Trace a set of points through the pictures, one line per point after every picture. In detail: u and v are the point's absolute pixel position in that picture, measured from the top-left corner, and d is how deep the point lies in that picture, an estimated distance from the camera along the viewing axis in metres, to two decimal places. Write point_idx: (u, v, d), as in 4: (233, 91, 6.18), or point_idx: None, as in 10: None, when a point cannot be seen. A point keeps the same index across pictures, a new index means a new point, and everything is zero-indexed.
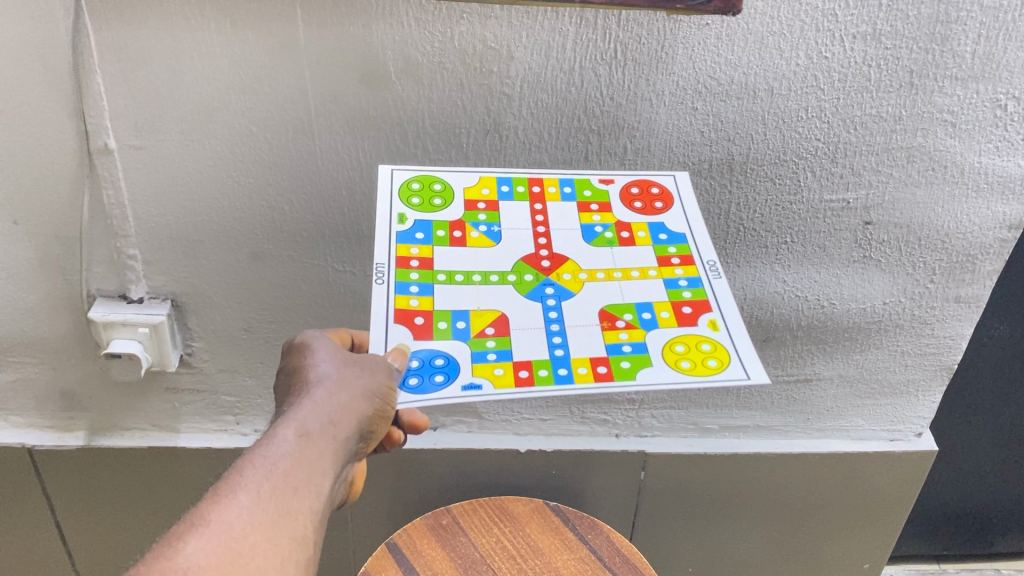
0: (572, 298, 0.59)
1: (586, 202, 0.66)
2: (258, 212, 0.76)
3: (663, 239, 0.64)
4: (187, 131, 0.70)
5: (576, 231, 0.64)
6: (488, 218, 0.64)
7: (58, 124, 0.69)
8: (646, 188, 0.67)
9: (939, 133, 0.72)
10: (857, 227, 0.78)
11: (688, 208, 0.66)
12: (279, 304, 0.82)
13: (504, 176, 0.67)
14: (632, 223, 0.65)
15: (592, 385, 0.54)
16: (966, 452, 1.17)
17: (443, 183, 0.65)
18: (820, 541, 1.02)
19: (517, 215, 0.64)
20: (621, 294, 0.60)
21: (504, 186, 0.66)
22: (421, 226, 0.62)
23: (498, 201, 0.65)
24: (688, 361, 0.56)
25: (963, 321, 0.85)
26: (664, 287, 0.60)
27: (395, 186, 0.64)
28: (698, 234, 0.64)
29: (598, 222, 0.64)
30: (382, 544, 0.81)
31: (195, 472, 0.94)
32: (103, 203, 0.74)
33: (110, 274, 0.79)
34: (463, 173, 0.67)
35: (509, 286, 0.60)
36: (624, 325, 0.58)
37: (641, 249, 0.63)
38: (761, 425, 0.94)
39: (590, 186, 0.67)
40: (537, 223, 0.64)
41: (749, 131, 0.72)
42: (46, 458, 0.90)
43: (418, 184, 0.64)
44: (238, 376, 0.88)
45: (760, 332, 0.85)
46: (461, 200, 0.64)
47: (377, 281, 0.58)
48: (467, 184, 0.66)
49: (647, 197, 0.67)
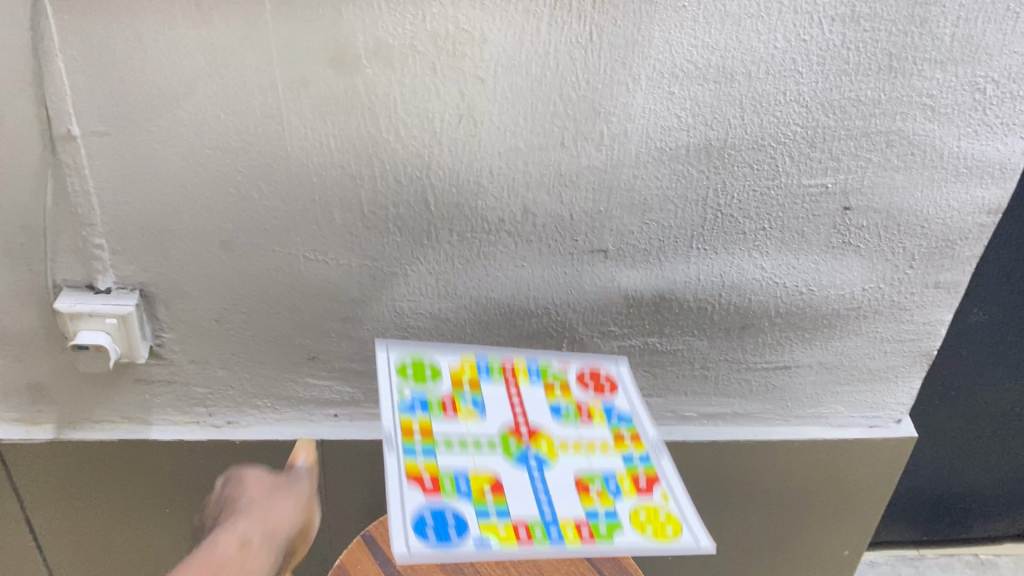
0: (552, 467, 0.65)
1: (551, 381, 0.74)
2: (227, 199, 0.74)
3: (616, 420, 0.72)
4: (153, 117, 0.68)
5: (546, 411, 0.71)
6: (473, 393, 0.70)
7: (20, 111, 0.68)
8: (596, 376, 0.76)
9: (918, 117, 0.72)
10: (836, 213, 0.77)
11: (632, 392, 0.75)
12: (250, 293, 0.80)
13: (481, 356, 0.74)
14: (587, 404, 0.73)
15: (581, 548, 0.59)
16: (947, 438, 1.17)
17: (433, 363, 0.72)
18: (800, 528, 1.02)
19: (498, 399, 0.71)
20: (591, 465, 0.66)
21: (482, 369, 0.73)
22: (419, 399, 0.67)
23: (481, 382, 0.72)
24: (650, 527, 0.62)
25: (942, 307, 0.85)
26: (623, 461, 0.67)
27: (392, 364, 0.70)
28: (645, 416, 0.72)
29: (562, 401, 0.72)
30: (358, 537, 0.80)
31: (167, 466, 0.92)
32: (68, 190, 0.72)
33: (76, 264, 0.77)
34: (448, 351, 0.74)
35: (499, 453, 0.65)
36: (596, 491, 0.64)
37: (598, 425, 0.71)
38: (741, 413, 0.93)
39: (552, 370, 0.75)
40: (517, 408, 0.70)
41: (726, 115, 0.71)
42: (14, 452, 0.88)
43: (410, 363, 0.71)
44: (210, 368, 0.86)
45: (738, 319, 0.84)
46: (448, 373, 0.71)
47: (387, 451, 0.62)
48: (452, 365, 0.72)
49: (598, 383, 0.76)
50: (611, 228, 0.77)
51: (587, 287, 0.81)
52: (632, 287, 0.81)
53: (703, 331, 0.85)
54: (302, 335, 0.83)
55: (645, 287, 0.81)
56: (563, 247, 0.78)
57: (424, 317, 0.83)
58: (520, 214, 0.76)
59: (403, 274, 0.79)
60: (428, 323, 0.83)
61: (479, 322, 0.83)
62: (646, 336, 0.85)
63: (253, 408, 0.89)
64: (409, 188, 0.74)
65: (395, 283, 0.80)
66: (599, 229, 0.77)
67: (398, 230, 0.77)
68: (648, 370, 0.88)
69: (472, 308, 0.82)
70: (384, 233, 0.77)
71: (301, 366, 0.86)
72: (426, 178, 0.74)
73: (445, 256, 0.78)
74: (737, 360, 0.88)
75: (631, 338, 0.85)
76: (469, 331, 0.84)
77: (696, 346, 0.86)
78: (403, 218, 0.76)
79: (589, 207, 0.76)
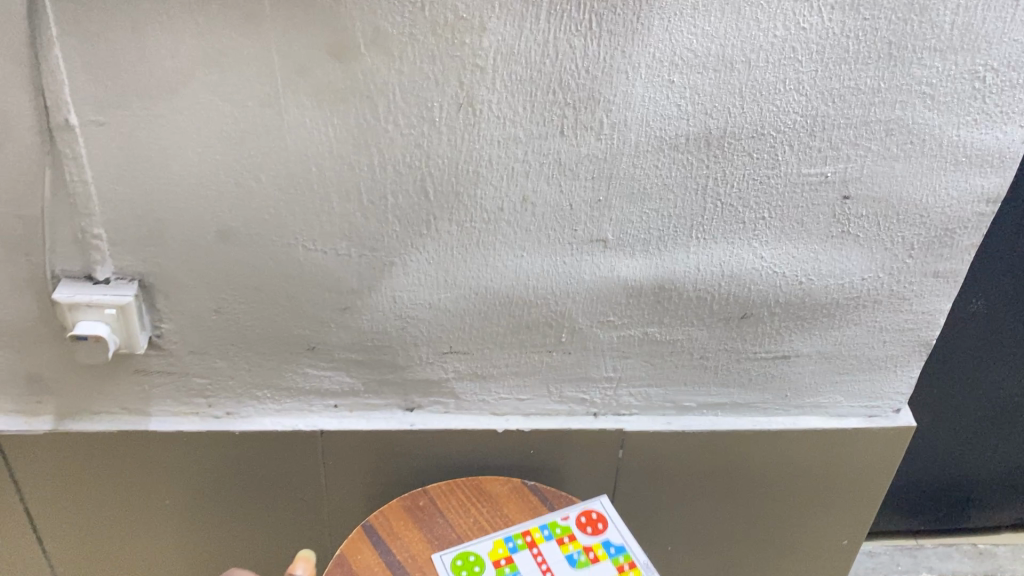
0: None
1: (562, 536, 0.81)
2: (226, 188, 0.74)
3: (614, 551, 0.80)
4: (151, 106, 0.68)
5: (562, 560, 0.78)
6: (513, 569, 0.77)
7: (16, 100, 0.67)
8: (588, 514, 0.83)
9: (918, 105, 0.72)
10: (835, 202, 0.77)
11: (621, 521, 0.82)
12: (249, 283, 0.80)
13: (506, 533, 0.81)
14: (592, 544, 0.80)
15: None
16: (945, 428, 1.17)
17: (475, 554, 0.79)
18: (798, 517, 1.02)
19: (529, 564, 0.78)
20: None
21: (510, 541, 0.80)
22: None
23: (512, 554, 0.79)
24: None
25: (941, 297, 0.85)
26: None
27: (445, 568, 0.77)
28: (637, 546, 0.80)
29: (573, 550, 0.80)
30: (358, 526, 0.81)
31: (166, 458, 0.91)
32: (66, 180, 0.72)
33: (74, 254, 0.77)
34: (480, 540, 0.80)
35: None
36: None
37: (604, 562, 0.78)
38: (740, 402, 0.93)
39: (558, 523, 0.82)
40: (544, 569, 0.77)
41: (726, 104, 0.70)
42: (13, 443, 0.88)
43: (460, 560, 0.78)
44: (209, 359, 0.86)
45: (738, 309, 0.84)
46: (490, 560, 0.78)
47: None
48: (486, 549, 0.79)
49: (593, 525, 0.82)
50: (610, 218, 0.77)
51: (587, 277, 0.81)
52: (631, 276, 0.81)
53: (702, 321, 0.85)
54: (301, 325, 0.83)
55: (644, 277, 0.81)
56: (563, 236, 0.78)
57: (424, 307, 0.83)
58: (519, 204, 0.76)
59: (402, 263, 0.79)
60: (427, 313, 0.83)
61: (478, 312, 0.83)
62: (646, 325, 0.85)
63: (253, 398, 0.89)
64: (408, 177, 0.74)
65: (394, 272, 0.80)
66: (598, 219, 0.77)
67: (397, 220, 0.76)
68: (647, 359, 0.88)
69: (471, 297, 0.82)
70: (383, 223, 0.77)
71: (300, 356, 0.86)
72: (425, 168, 0.73)
73: (444, 245, 0.78)
74: (735, 350, 0.88)
75: (631, 327, 0.85)
76: (468, 321, 0.84)
77: (696, 336, 0.86)
78: (402, 207, 0.76)
79: (589, 196, 0.76)
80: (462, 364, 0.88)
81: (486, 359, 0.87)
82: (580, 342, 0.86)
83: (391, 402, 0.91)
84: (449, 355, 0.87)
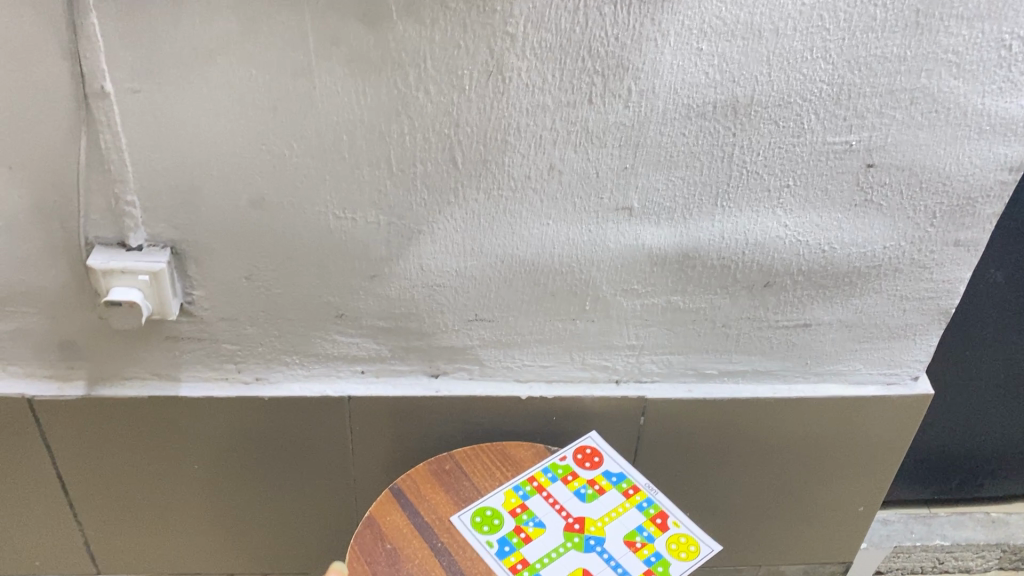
0: (607, 540, 0.78)
1: (565, 475, 0.85)
2: (258, 156, 0.74)
3: (615, 478, 0.85)
4: (186, 74, 0.69)
5: (572, 496, 0.82)
6: (529, 513, 0.80)
7: (54, 68, 0.68)
8: (581, 452, 0.88)
9: (943, 74, 0.72)
10: (859, 170, 0.78)
11: (615, 451, 0.87)
12: (279, 251, 0.81)
13: (514, 483, 0.84)
14: (594, 477, 0.85)
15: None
16: (958, 397, 1.19)
17: (491, 508, 0.81)
18: (816, 483, 1.04)
19: (544, 506, 0.81)
20: (623, 524, 0.79)
21: (520, 489, 0.83)
22: (505, 540, 0.77)
23: (526, 501, 0.81)
24: (684, 550, 0.77)
25: (961, 265, 0.86)
26: (638, 510, 0.81)
27: (467, 526, 0.79)
28: (634, 471, 0.86)
29: (579, 485, 0.84)
30: (386, 489, 0.83)
31: (197, 423, 0.93)
32: (101, 147, 0.73)
33: (108, 222, 0.78)
34: (492, 493, 0.83)
35: (572, 550, 0.77)
36: (642, 544, 0.77)
37: (609, 491, 0.83)
38: (760, 370, 0.94)
39: (559, 465, 0.86)
40: (558, 507, 0.81)
41: (753, 72, 0.71)
42: (46, 408, 0.90)
43: (479, 516, 0.80)
44: (239, 325, 0.87)
45: (761, 277, 0.85)
46: (507, 511, 0.80)
47: None
48: (501, 501, 0.82)
49: (589, 458, 0.87)
50: (636, 185, 0.78)
51: (612, 245, 0.82)
52: (656, 245, 0.82)
53: (725, 289, 0.86)
54: (330, 292, 0.84)
55: (669, 245, 0.82)
56: (589, 204, 0.79)
57: (451, 275, 0.84)
58: (546, 171, 0.77)
59: (430, 231, 0.80)
60: (454, 281, 0.84)
61: (504, 279, 0.84)
62: (669, 294, 0.86)
63: (281, 364, 0.91)
64: (437, 145, 0.75)
65: (422, 240, 0.81)
66: (624, 186, 0.78)
67: (425, 188, 0.77)
68: (669, 327, 0.89)
69: (497, 265, 0.83)
70: (412, 191, 0.78)
71: (329, 323, 0.87)
72: (454, 136, 0.74)
73: (472, 213, 0.79)
74: (757, 318, 0.89)
75: (655, 295, 0.86)
76: (494, 289, 0.85)
77: (718, 304, 0.88)
78: (431, 175, 0.77)
79: (616, 164, 0.76)
80: (487, 332, 0.89)
81: (511, 327, 0.89)
82: (603, 310, 0.87)
83: (417, 369, 0.93)
84: (475, 323, 0.88)
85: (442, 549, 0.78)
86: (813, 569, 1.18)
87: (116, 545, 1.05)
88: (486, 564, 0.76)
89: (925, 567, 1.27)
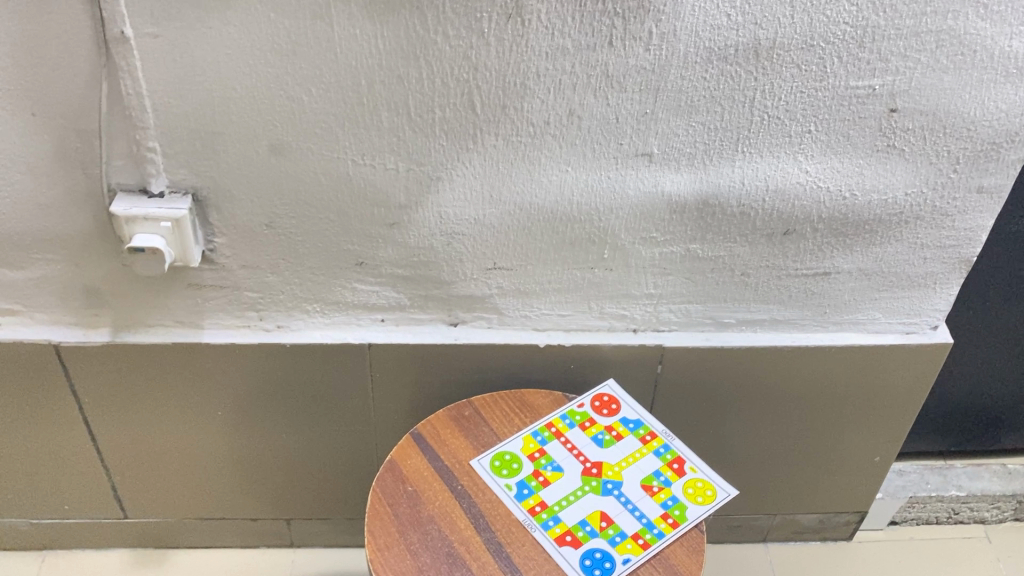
0: (625, 485, 0.79)
1: (583, 422, 0.86)
2: (277, 102, 0.74)
3: (633, 425, 0.85)
4: (205, 19, 0.69)
5: (590, 442, 0.83)
6: (547, 459, 0.81)
7: (74, 12, 0.68)
8: (598, 400, 0.89)
9: (970, 15, 0.71)
10: (882, 115, 0.77)
11: (633, 398, 0.88)
12: (299, 199, 0.81)
13: (532, 429, 0.85)
14: (611, 424, 0.85)
15: (676, 533, 0.74)
16: (973, 345, 1.19)
17: (510, 453, 0.82)
18: (831, 431, 1.05)
19: (562, 452, 0.82)
20: (640, 468, 0.80)
21: (538, 436, 0.84)
22: (524, 484, 0.78)
23: (544, 447, 0.82)
24: (700, 495, 0.78)
25: (984, 213, 0.85)
26: (655, 456, 0.82)
27: (486, 471, 0.80)
28: (650, 417, 0.87)
29: (597, 431, 0.84)
30: (406, 435, 0.84)
31: (219, 370, 0.95)
32: (121, 93, 0.73)
33: (129, 168, 0.78)
34: (510, 439, 0.84)
35: (589, 494, 0.78)
36: (659, 488, 0.78)
37: (626, 438, 0.84)
38: (778, 319, 0.95)
39: (576, 412, 0.87)
40: (576, 453, 0.82)
41: (777, 14, 0.70)
42: (72, 354, 0.91)
43: (497, 460, 0.81)
44: (260, 273, 0.88)
45: (781, 225, 0.85)
46: (526, 456, 0.81)
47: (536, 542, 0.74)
48: (519, 447, 0.83)
49: (607, 406, 0.88)
50: (655, 131, 0.78)
51: (631, 192, 0.82)
52: (675, 192, 0.82)
53: (745, 237, 0.86)
54: (349, 240, 0.85)
55: (689, 192, 0.82)
56: (608, 150, 0.79)
57: (469, 223, 0.84)
58: (565, 117, 0.76)
59: (448, 178, 0.80)
60: (472, 229, 0.84)
61: (523, 228, 0.84)
62: (688, 242, 0.86)
63: (302, 312, 0.92)
64: (456, 91, 0.74)
65: (441, 188, 0.81)
66: (644, 132, 0.78)
67: (444, 133, 0.77)
68: (686, 276, 0.90)
69: (515, 213, 0.83)
70: (431, 137, 0.77)
71: (348, 271, 0.88)
72: (472, 80, 0.74)
73: (490, 159, 0.79)
74: (777, 266, 0.89)
75: (673, 244, 0.86)
76: (512, 237, 0.85)
77: (737, 252, 0.87)
78: (449, 121, 0.76)
79: (635, 109, 0.76)
80: (505, 281, 0.89)
81: (530, 276, 0.89)
82: (622, 259, 0.88)
83: (436, 317, 0.93)
84: (493, 271, 0.88)
85: (462, 492, 0.78)
86: (827, 518, 1.19)
87: (142, 489, 1.08)
88: (505, 506, 0.77)
89: (939, 518, 1.28)
